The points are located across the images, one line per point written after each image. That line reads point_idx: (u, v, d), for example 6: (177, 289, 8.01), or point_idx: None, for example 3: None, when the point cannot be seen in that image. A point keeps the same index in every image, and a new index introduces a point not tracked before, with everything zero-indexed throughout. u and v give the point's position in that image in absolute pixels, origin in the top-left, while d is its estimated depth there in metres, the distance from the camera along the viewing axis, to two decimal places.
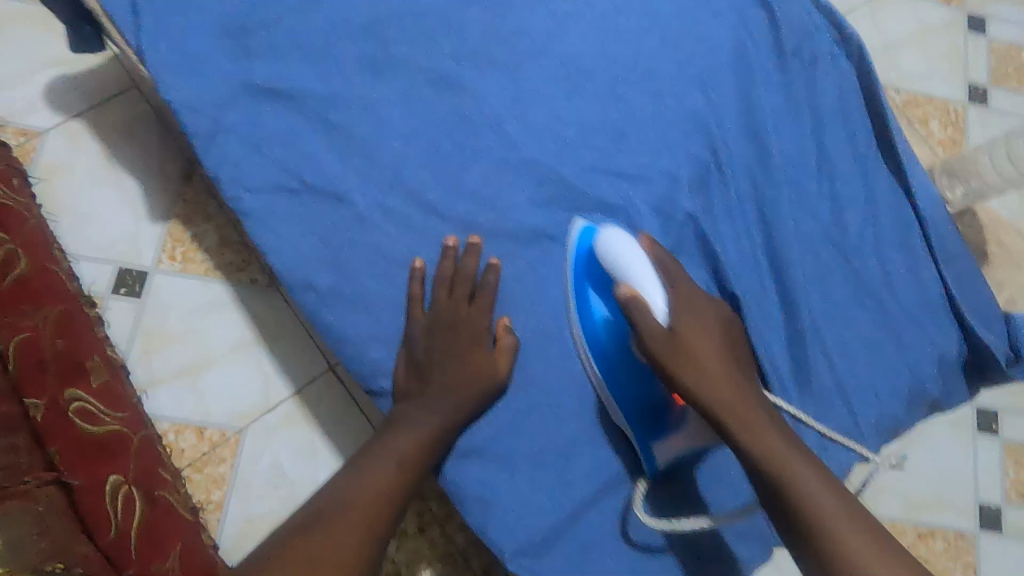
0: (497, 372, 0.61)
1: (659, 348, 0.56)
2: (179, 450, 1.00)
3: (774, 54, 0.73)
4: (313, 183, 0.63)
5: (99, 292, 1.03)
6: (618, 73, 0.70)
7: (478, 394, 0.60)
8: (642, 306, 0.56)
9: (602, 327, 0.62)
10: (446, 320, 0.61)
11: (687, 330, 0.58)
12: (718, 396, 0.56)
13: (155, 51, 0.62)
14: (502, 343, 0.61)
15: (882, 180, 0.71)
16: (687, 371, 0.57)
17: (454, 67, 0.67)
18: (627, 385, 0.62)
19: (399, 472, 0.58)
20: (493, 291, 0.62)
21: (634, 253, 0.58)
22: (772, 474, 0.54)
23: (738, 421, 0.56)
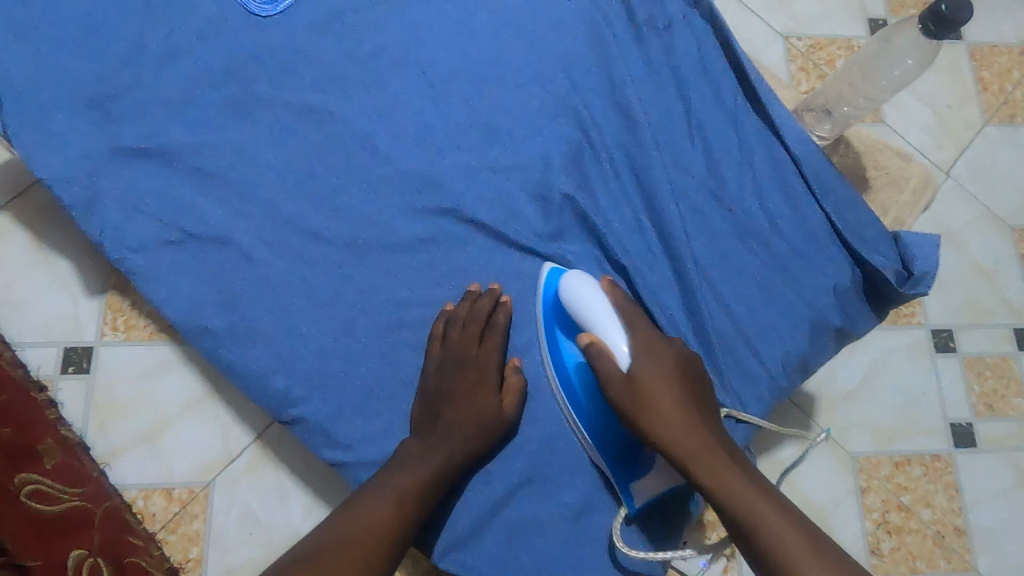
0: (505, 414, 0.63)
1: (621, 399, 0.59)
2: (150, 515, 0.91)
3: (628, 26, 0.75)
4: (194, 230, 0.65)
5: (47, 374, 0.94)
6: (477, 72, 0.72)
7: (484, 435, 0.62)
8: (602, 351, 0.59)
9: (575, 371, 0.63)
10: (457, 356, 0.64)
11: (649, 375, 0.59)
12: (679, 441, 0.58)
13: (24, 135, 0.65)
14: (511, 383, 0.64)
15: (751, 127, 0.72)
16: (641, 413, 0.58)
17: (315, 95, 0.69)
18: (598, 427, 0.63)
19: (399, 505, 0.58)
20: (502, 334, 0.65)
21: (598, 303, 0.61)
22: (734, 513, 0.55)
23: (702, 465, 0.57)
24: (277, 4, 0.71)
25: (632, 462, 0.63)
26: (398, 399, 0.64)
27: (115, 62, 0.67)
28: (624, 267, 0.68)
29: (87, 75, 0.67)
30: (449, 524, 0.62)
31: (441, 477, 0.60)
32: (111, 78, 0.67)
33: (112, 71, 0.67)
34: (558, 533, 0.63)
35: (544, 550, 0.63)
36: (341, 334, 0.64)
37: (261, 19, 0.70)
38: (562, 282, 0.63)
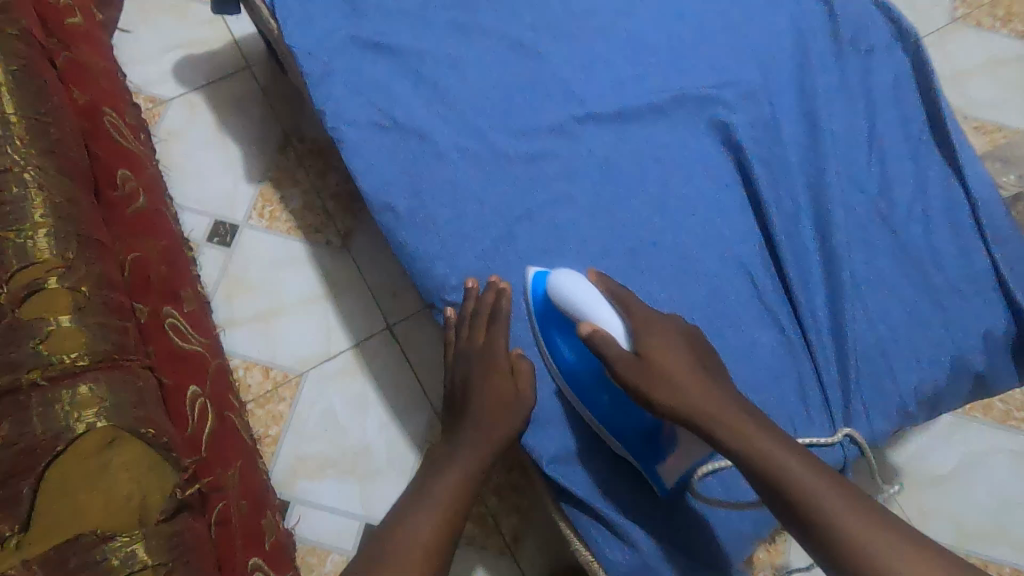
0: (524, 398, 0.66)
1: (627, 375, 0.60)
2: (246, 385, 1.11)
3: (831, 43, 0.78)
4: (402, 121, 0.72)
5: (196, 239, 1.19)
6: (682, 49, 0.77)
7: (512, 411, 0.66)
8: (604, 335, 0.61)
9: (578, 365, 0.66)
10: (465, 350, 0.68)
11: (654, 349, 0.61)
12: (694, 409, 0.58)
13: (285, 7, 0.74)
14: (521, 369, 0.67)
15: (932, 163, 0.74)
16: (653, 389, 0.59)
17: (531, 35, 0.76)
18: (607, 413, 0.66)
19: (467, 476, 0.64)
20: (505, 320, 0.67)
21: (589, 291, 0.63)
22: (764, 477, 0.55)
23: (721, 430, 0.57)
24: None
25: (656, 445, 0.65)
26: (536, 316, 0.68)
27: None
28: (780, 259, 0.70)
29: None
30: (561, 439, 0.67)
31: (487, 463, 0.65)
32: None
33: None
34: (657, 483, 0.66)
35: (640, 496, 0.66)
36: (504, 244, 0.69)
37: None
38: (546, 279, 0.65)
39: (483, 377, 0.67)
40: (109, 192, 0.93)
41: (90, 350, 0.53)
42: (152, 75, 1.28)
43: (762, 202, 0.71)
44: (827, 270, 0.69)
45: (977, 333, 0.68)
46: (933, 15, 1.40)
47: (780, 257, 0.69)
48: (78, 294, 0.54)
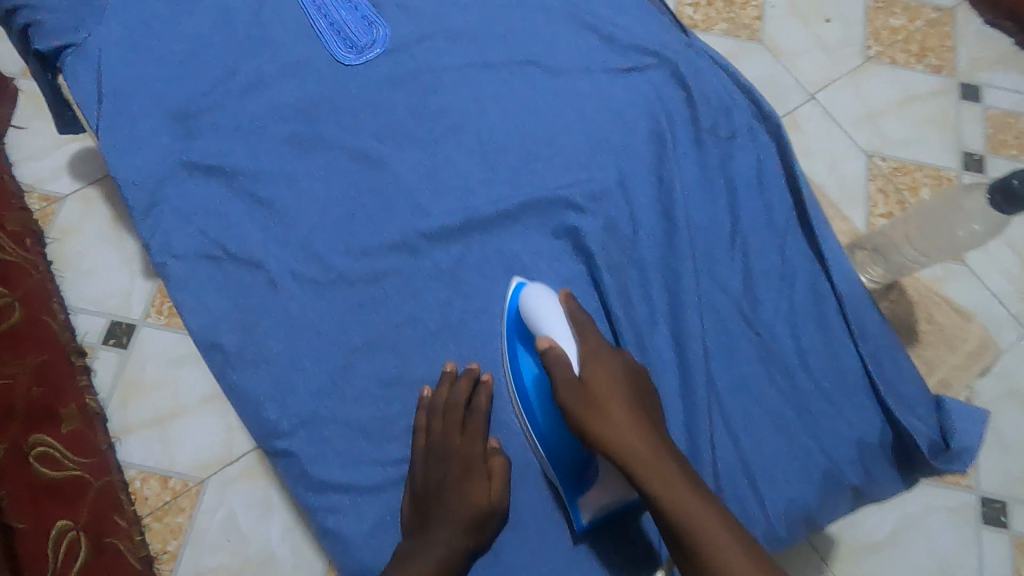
0: (496, 505, 0.60)
1: (569, 401, 0.57)
2: (141, 498, 0.95)
3: (690, 130, 0.75)
4: (233, 250, 0.68)
5: (90, 341, 1.02)
6: (531, 149, 0.73)
7: (489, 519, 0.60)
8: (558, 355, 0.58)
9: (531, 384, 0.64)
10: (440, 447, 0.61)
11: (600, 377, 0.58)
12: (629, 447, 0.55)
13: (111, 136, 0.71)
14: (495, 467, 0.61)
15: (798, 253, 0.70)
16: (588, 415, 0.56)
17: (374, 145, 0.73)
18: (547, 434, 0.63)
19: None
20: (485, 416, 0.63)
21: (554, 312, 0.61)
22: (670, 518, 0.52)
23: (644, 467, 0.54)
24: (360, 56, 0.75)
25: (581, 471, 0.62)
26: (377, 452, 0.64)
27: (206, 84, 0.74)
28: None
29: (178, 92, 0.73)
30: None
31: (453, 563, 0.57)
32: (199, 98, 0.73)
33: (201, 92, 0.73)
34: None
35: None
36: (339, 378, 0.65)
37: (344, 67, 0.75)
38: (523, 290, 0.64)
39: (463, 469, 0.60)
40: None
41: None
42: (46, 171, 1.11)
43: (612, 311, 0.67)
44: (685, 380, 0.65)
45: (846, 441, 0.64)
46: (845, 56, 1.34)
47: None
48: None
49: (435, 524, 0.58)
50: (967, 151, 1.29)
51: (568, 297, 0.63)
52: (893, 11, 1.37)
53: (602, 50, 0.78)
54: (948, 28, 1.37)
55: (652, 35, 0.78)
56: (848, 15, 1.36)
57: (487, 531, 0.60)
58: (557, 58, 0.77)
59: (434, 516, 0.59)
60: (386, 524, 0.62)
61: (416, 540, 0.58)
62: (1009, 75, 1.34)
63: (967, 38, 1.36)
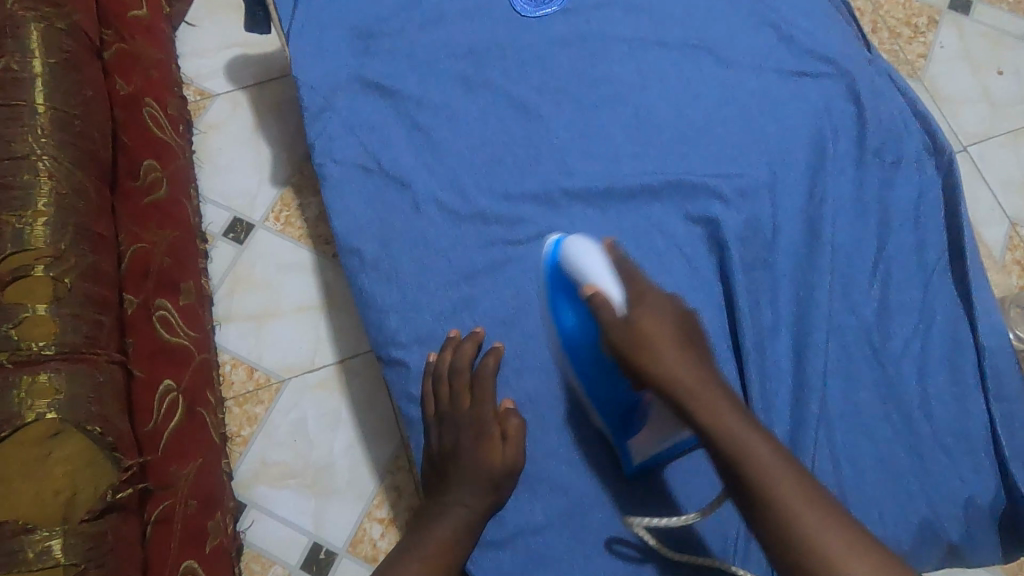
0: (509, 457, 0.61)
1: (625, 347, 0.52)
2: (228, 381, 1.05)
3: (853, 148, 0.72)
4: (386, 167, 0.72)
5: (214, 232, 1.13)
6: (687, 132, 0.73)
7: (501, 474, 0.61)
8: (605, 298, 0.54)
9: (575, 329, 0.60)
10: (451, 416, 0.62)
11: (651, 319, 0.53)
12: (689, 390, 0.51)
13: (298, 39, 0.76)
14: (510, 427, 0.62)
15: (944, 296, 0.67)
16: (643, 360, 0.52)
17: (535, 98, 0.74)
18: (593, 381, 0.61)
19: (466, 520, 0.59)
20: (492, 380, 0.63)
21: (590, 250, 0.57)
22: (743, 471, 0.48)
23: (705, 410, 0.50)
24: (539, 9, 0.77)
25: (630, 422, 0.62)
26: None
27: (392, 9, 0.77)
28: (745, 371, 0.65)
29: (366, 12, 0.77)
30: None
31: (476, 517, 0.60)
32: (382, 20, 0.77)
33: (385, 15, 0.77)
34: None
35: None
36: (459, 307, 0.68)
37: (522, 18, 0.77)
38: (564, 240, 0.59)
39: (476, 433, 0.62)
40: (128, 182, 0.93)
41: (56, 339, 0.64)
42: (205, 68, 1.19)
43: (737, 307, 0.66)
44: (797, 393, 0.64)
45: (953, 494, 0.61)
46: (1011, 114, 1.24)
47: (745, 369, 0.64)
48: (61, 286, 0.67)
49: (462, 473, 0.60)
50: None
51: (612, 246, 0.57)
52: None
53: (780, 49, 0.76)
54: None
55: (834, 43, 0.76)
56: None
57: (505, 486, 0.61)
58: (732, 49, 0.76)
59: (460, 467, 0.60)
60: None
61: (438, 502, 0.60)
62: None
63: None
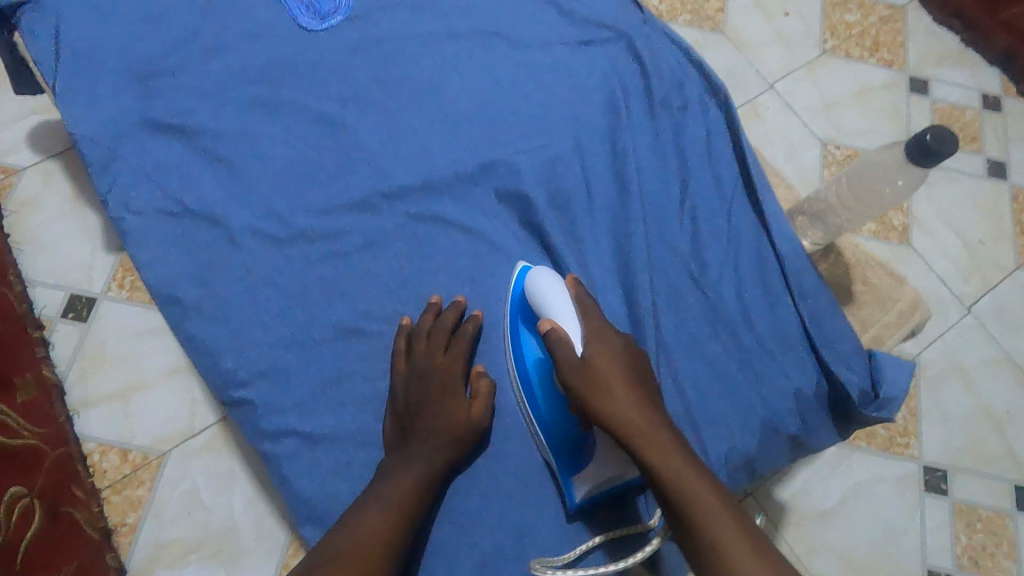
0: (476, 418, 0.63)
1: (571, 378, 0.58)
2: (100, 471, 0.87)
3: (644, 102, 0.78)
4: (193, 207, 0.69)
5: (48, 312, 0.93)
6: (490, 115, 0.75)
7: (462, 436, 0.62)
8: (561, 337, 0.60)
9: (534, 368, 0.65)
10: (423, 368, 0.63)
11: (603, 357, 0.59)
12: (634, 423, 0.56)
13: (67, 93, 0.71)
14: (479, 389, 0.64)
15: (744, 218, 0.73)
16: (591, 393, 0.58)
17: (337, 109, 0.74)
18: (547, 418, 0.64)
19: (412, 487, 0.58)
20: (470, 343, 0.65)
21: (558, 293, 0.63)
22: (664, 483, 0.54)
23: (647, 443, 0.55)
24: (324, 21, 0.77)
25: (576, 456, 0.64)
26: (334, 400, 0.65)
27: (167, 46, 0.74)
28: None
29: (139, 53, 0.74)
30: None
31: (429, 479, 0.60)
32: (159, 59, 0.74)
33: (161, 52, 0.74)
34: (461, 568, 0.62)
35: None
36: (297, 332, 0.66)
37: (307, 32, 0.76)
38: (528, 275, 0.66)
39: (404, 432, 0.62)
40: None
41: None
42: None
43: (565, 270, 0.70)
44: (635, 335, 0.69)
45: (782, 393, 0.68)
46: (803, 48, 1.39)
47: None
48: None
49: (421, 433, 0.61)
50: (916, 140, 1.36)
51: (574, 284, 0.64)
52: (848, 6, 1.43)
53: (561, 23, 0.81)
54: (901, 24, 1.44)
55: (608, 9, 0.81)
56: (806, 8, 1.42)
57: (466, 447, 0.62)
58: (519, 30, 0.80)
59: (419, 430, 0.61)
60: (341, 470, 0.63)
61: (391, 463, 0.60)
62: (955, 71, 1.42)
63: (917, 35, 1.43)
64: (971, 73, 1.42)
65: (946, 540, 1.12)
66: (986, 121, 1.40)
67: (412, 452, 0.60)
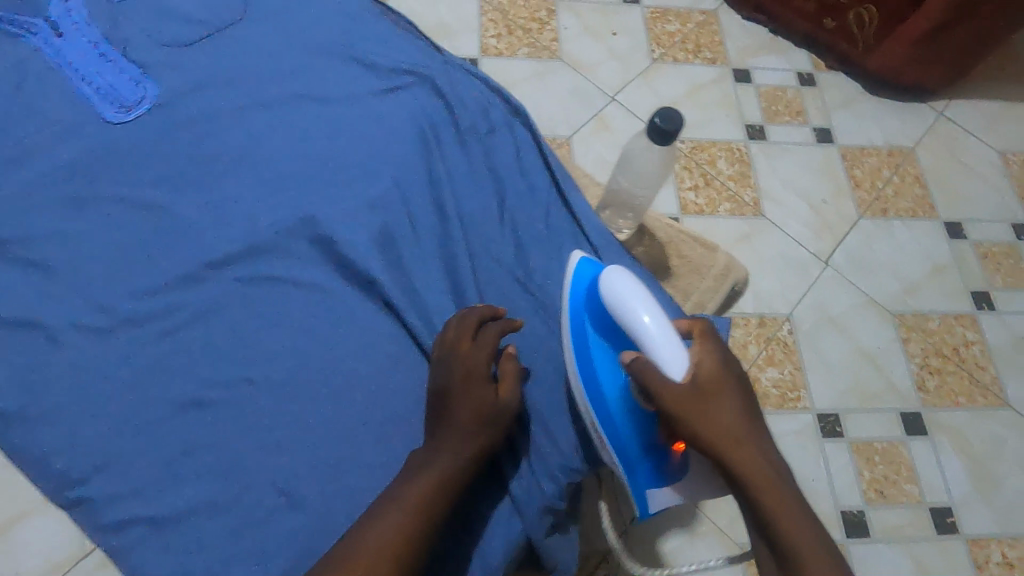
0: (505, 402, 0.65)
1: (670, 403, 0.60)
2: None
3: (453, 132, 0.84)
4: (6, 315, 0.69)
5: None
6: (306, 169, 0.79)
7: (490, 425, 0.63)
8: (647, 365, 0.61)
9: (614, 389, 0.67)
10: (453, 357, 0.65)
11: (709, 375, 0.62)
12: (719, 436, 0.60)
13: None
14: (506, 370, 0.67)
15: (559, 220, 0.80)
16: (684, 415, 0.60)
17: (155, 193, 0.76)
18: (620, 433, 0.67)
19: (438, 484, 0.59)
20: (494, 335, 0.67)
21: (642, 300, 0.63)
22: (757, 494, 0.59)
23: (747, 455, 0.60)
24: (132, 113, 0.80)
25: (660, 462, 0.67)
26: (176, 475, 0.64)
27: None
28: (427, 348, 0.70)
29: None
30: None
31: (458, 473, 0.60)
32: None
33: None
34: None
35: None
36: (134, 415, 0.66)
37: (115, 126, 0.79)
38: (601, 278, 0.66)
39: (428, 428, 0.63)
40: None
41: None
42: None
43: (395, 298, 0.72)
44: None
45: None
46: (635, 61, 1.52)
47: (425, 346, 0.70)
48: None
49: (444, 429, 0.62)
50: (749, 123, 1.49)
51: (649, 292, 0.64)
52: (667, 19, 1.58)
53: (367, 77, 0.87)
54: (716, 27, 1.59)
55: (409, 58, 0.89)
56: (631, 26, 1.56)
57: (491, 436, 0.63)
58: (327, 90, 0.85)
59: (445, 425, 0.63)
60: (193, 543, 0.62)
61: (422, 456, 0.61)
62: (773, 57, 1.56)
63: (731, 33, 1.58)
64: (784, 57, 1.57)
65: (852, 480, 1.19)
66: (807, 95, 1.54)
67: (441, 447, 0.61)
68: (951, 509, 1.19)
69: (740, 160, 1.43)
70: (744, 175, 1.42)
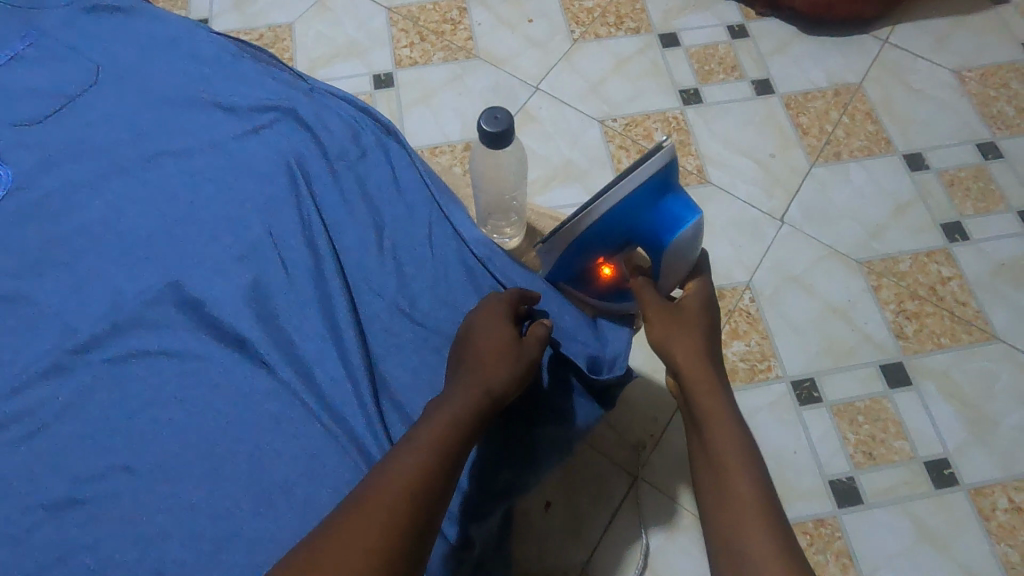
0: (528, 350, 0.67)
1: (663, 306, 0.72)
2: None
3: (324, 163, 0.80)
4: None
5: None
6: (170, 228, 0.75)
7: (511, 362, 0.65)
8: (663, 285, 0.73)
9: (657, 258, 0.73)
10: (484, 312, 0.69)
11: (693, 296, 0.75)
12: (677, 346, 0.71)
13: None
14: (536, 330, 0.70)
15: (444, 244, 0.78)
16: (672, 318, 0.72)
17: (14, 283, 0.72)
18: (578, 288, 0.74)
19: (460, 414, 0.59)
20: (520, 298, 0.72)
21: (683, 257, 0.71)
22: (694, 403, 0.68)
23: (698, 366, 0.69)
24: None
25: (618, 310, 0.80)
26: None
27: None
28: (313, 400, 0.67)
29: None
30: None
31: (481, 407, 0.61)
32: None
33: None
34: None
35: None
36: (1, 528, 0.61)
37: None
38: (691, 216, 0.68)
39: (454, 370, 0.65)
40: None
41: None
42: None
43: (271, 354, 0.69)
44: (362, 391, 0.68)
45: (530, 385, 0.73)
46: (555, 44, 1.41)
47: (309, 398, 0.67)
48: None
49: (472, 368, 0.64)
50: (682, 87, 1.38)
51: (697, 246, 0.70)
52: None
53: (229, 120, 0.82)
54: None
55: (270, 92, 0.85)
56: (546, 7, 1.45)
57: (511, 378, 0.64)
58: (187, 141, 0.80)
59: (472, 367, 0.64)
60: None
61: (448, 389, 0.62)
62: (700, 15, 1.45)
63: None
64: (712, 12, 1.46)
65: (836, 444, 1.07)
66: (742, 48, 1.42)
67: (461, 382, 0.62)
68: (947, 459, 1.06)
69: (679, 129, 1.32)
70: (683, 144, 1.31)
